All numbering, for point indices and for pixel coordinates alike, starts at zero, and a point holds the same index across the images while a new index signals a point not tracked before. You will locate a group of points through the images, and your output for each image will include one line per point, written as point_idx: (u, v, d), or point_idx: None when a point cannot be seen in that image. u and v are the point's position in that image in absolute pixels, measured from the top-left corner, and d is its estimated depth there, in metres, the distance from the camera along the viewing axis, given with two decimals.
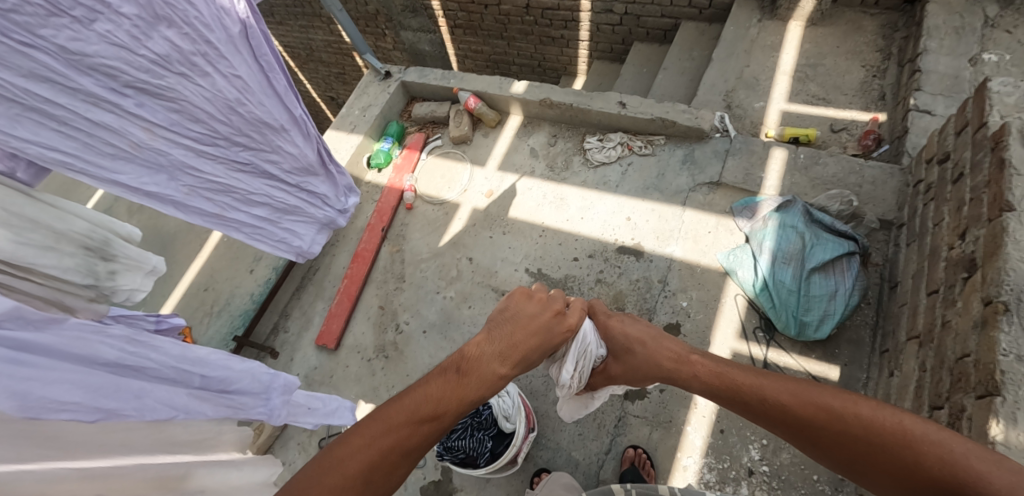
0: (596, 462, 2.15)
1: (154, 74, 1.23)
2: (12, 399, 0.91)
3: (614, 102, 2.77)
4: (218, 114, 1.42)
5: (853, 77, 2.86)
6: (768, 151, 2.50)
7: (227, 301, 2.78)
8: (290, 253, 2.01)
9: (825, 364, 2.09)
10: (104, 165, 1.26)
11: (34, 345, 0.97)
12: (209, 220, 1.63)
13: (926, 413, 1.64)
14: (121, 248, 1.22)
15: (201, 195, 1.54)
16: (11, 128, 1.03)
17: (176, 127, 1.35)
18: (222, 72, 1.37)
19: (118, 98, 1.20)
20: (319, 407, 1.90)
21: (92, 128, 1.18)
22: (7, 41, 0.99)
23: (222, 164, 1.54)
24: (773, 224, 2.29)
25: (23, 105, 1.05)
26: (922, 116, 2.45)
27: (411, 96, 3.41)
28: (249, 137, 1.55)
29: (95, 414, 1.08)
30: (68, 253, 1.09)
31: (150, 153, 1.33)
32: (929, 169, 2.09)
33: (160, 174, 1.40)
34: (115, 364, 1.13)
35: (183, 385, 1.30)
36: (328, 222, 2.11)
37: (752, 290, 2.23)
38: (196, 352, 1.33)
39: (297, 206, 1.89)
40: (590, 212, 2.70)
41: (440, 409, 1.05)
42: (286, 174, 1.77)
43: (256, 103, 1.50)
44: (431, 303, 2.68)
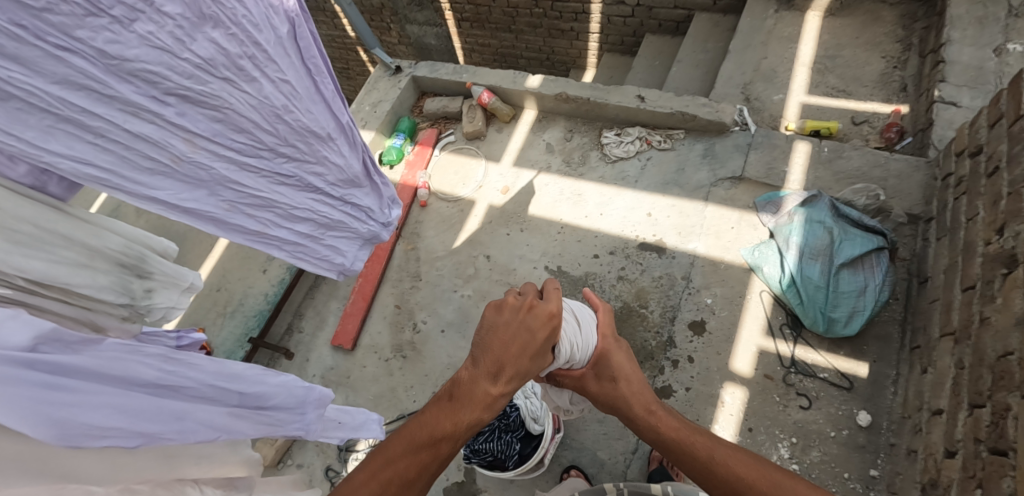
0: (622, 461, 2.13)
1: (198, 80, 1.06)
2: (53, 427, 0.88)
3: (632, 96, 2.72)
4: (264, 123, 1.23)
5: (873, 68, 2.82)
6: (791, 145, 2.47)
7: (241, 302, 2.74)
8: (331, 271, 1.77)
9: (853, 360, 2.08)
10: (142, 181, 1.10)
11: (71, 369, 0.93)
12: (249, 238, 1.43)
13: (966, 411, 1.61)
14: (156, 265, 1.18)
15: (243, 211, 1.34)
16: (43, 142, 0.91)
17: (219, 138, 1.17)
18: (270, 77, 1.19)
19: (158, 106, 1.04)
20: (347, 421, 1.87)
21: (130, 140, 1.03)
22: (44, 45, 0.86)
23: (265, 177, 1.34)
24: (798, 219, 2.25)
25: (57, 115, 0.92)
26: (947, 108, 2.41)
27: (422, 91, 3.35)
28: (295, 147, 1.35)
29: (136, 440, 1.03)
30: (103, 271, 1.04)
31: (191, 167, 1.16)
32: (959, 162, 2.05)
33: (199, 189, 1.21)
34: (154, 385, 1.10)
35: (219, 404, 1.25)
36: (371, 236, 1.85)
37: (779, 286, 2.20)
38: (232, 369, 1.28)
39: (340, 220, 1.65)
40: (609, 207, 2.66)
41: (436, 437, 1.07)
42: (330, 186, 1.54)
43: (304, 110, 1.32)
44: (448, 302, 2.64)
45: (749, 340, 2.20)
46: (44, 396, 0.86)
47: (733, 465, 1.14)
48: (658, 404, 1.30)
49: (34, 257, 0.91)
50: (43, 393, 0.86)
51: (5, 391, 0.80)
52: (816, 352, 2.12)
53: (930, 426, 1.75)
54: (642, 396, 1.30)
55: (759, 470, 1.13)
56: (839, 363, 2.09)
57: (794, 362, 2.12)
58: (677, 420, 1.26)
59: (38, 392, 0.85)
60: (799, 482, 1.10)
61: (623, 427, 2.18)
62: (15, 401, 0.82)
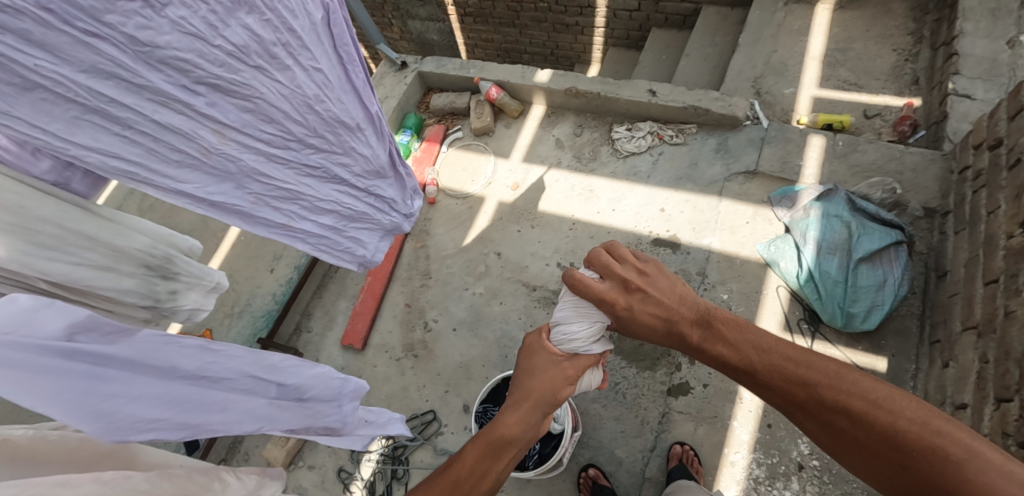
0: (641, 459, 2.12)
1: (229, 68, 1.03)
2: (97, 421, 0.90)
3: (644, 90, 2.69)
4: (295, 113, 1.20)
5: (884, 61, 2.80)
6: (805, 139, 2.44)
7: (248, 302, 2.69)
8: (352, 264, 1.72)
9: (871, 355, 2.06)
10: (170, 174, 1.07)
11: (111, 357, 0.92)
12: (275, 231, 1.38)
13: (993, 406, 1.60)
14: (184, 266, 1.15)
15: (269, 204, 1.31)
16: (68, 133, 0.89)
17: (249, 129, 1.14)
18: (303, 65, 1.17)
19: (188, 96, 1.01)
20: (374, 419, 1.83)
21: (158, 131, 1.00)
22: (72, 31, 0.83)
23: (292, 168, 1.30)
24: (816, 213, 2.24)
25: (83, 105, 0.89)
26: (962, 101, 2.40)
27: (429, 86, 3.30)
28: (323, 138, 1.32)
29: (182, 432, 1.07)
30: (128, 274, 1.02)
31: (220, 159, 1.13)
32: (978, 155, 2.03)
33: (226, 182, 1.18)
34: (194, 376, 1.08)
35: (260, 397, 1.26)
36: (393, 228, 1.81)
37: (796, 281, 2.19)
38: (270, 359, 1.28)
39: (365, 212, 1.61)
40: (621, 203, 2.63)
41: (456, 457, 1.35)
42: (356, 177, 1.51)
43: (334, 99, 1.29)
44: (460, 300, 2.61)
45: None
46: (87, 386, 0.88)
47: (774, 382, 1.15)
48: (710, 315, 1.28)
49: (58, 261, 0.90)
50: (85, 383, 0.88)
51: (45, 382, 0.82)
52: (834, 347, 2.11)
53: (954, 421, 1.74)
54: (688, 314, 1.30)
55: (803, 383, 1.12)
56: (858, 358, 2.07)
57: None
58: (732, 329, 1.24)
59: (82, 383, 0.88)
60: (851, 390, 1.07)
61: (641, 424, 2.16)
62: (61, 391, 0.85)
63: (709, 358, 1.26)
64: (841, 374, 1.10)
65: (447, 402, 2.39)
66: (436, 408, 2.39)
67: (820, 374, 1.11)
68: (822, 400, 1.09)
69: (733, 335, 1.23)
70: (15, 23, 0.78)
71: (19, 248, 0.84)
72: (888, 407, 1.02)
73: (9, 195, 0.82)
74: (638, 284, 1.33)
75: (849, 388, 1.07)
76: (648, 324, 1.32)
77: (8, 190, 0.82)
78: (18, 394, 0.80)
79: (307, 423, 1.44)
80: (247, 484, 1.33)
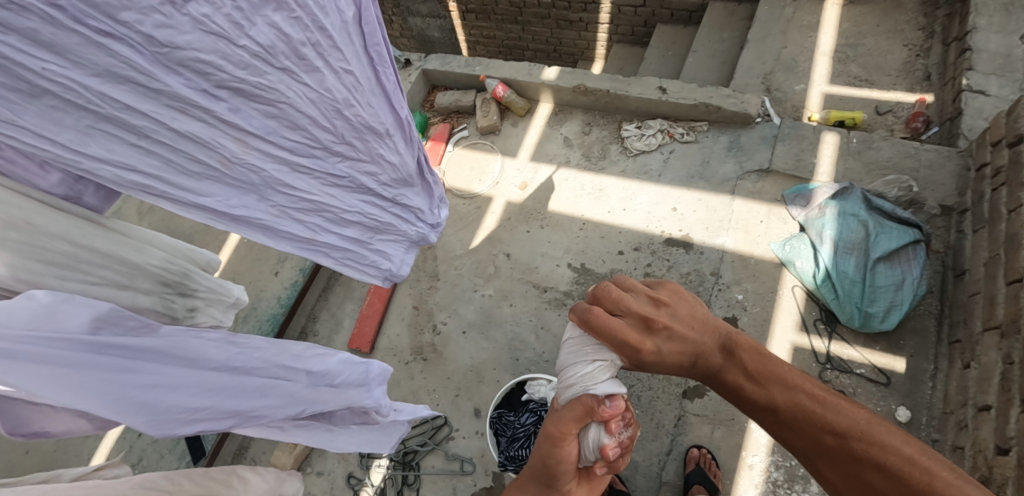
0: (657, 462, 2.09)
1: (254, 71, 0.98)
2: (144, 412, 0.92)
3: (654, 87, 2.65)
4: (322, 119, 1.15)
5: (895, 57, 2.76)
6: (819, 136, 2.42)
7: (254, 306, 2.61)
8: (377, 279, 1.63)
9: (890, 355, 2.04)
10: (189, 186, 1.02)
11: (140, 349, 0.91)
12: (298, 246, 1.33)
13: (1019, 408, 1.57)
14: (200, 282, 1.17)
15: (292, 216, 1.25)
16: (81, 144, 0.86)
17: (273, 136, 1.09)
18: (332, 67, 1.12)
19: (209, 101, 0.96)
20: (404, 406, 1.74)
21: (177, 141, 0.96)
22: (84, 31, 0.79)
23: (317, 178, 1.25)
24: (831, 213, 2.21)
25: (96, 114, 0.86)
26: (976, 97, 2.37)
27: (433, 85, 3.26)
28: (350, 145, 1.26)
29: (230, 421, 1.08)
30: (144, 291, 1.01)
31: (242, 170, 1.08)
32: (996, 151, 2.01)
33: (248, 194, 1.13)
34: (228, 367, 1.06)
35: (294, 383, 1.21)
36: (419, 239, 1.73)
37: (812, 281, 2.16)
38: (293, 349, 1.23)
39: (390, 224, 1.55)
40: (632, 202, 2.60)
41: None
42: (383, 186, 1.45)
43: (364, 104, 1.24)
44: (469, 302, 2.57)
45: (783, 336, 2.16)
46: (123, 380, 0.89)
47: (798, 421, 1.17)
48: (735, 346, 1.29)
49: (70, 279, 0.87)
50: (121, 376, 0.88)
51: (80, 376, 0.83)
52: (851, 347, 2.08)
53: (977, 423, 1.72)
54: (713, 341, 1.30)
55: (828, 426, 1.13)
56: (876, 358, 2.04)
57: (830, 358, 2.08)
58: (756, 362, 1.26)
59: (119, 376, 0.88)
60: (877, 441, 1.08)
61: (657, 427, 2.13)
62: (91, 387, 0.85)
63: (732, 390, 1.27)
64: (868, 425, 1.11)
65: (458, 406, 2.36)
66: (447, 413, 2.35)
67: (846, 420, 1.13)
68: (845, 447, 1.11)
69: (759, 370, 1.25)
70: (21, 22, 0.74)
71: (24, 267, 0.81)
72: (916, 463, 1.03)
73: (16, 210, 0.80)
74: (670, 321, 1.28)
75: (877, 439, 1.08)
76: (674, 358, 1.29)
77: (16, 206, 0.80)
78: (56, 390, 0.80)
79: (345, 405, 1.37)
80: (267, 480, 1.34)
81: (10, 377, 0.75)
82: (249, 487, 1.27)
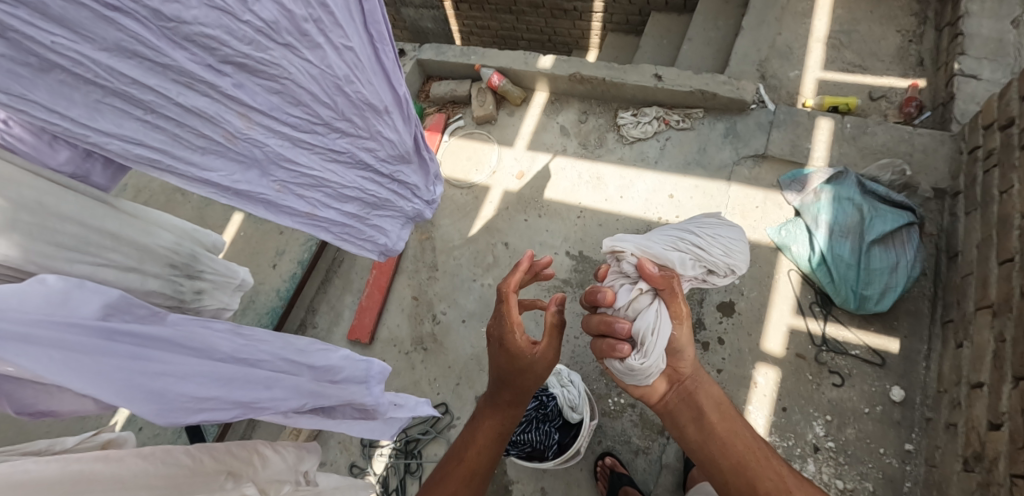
0: (658, 445, 2.11)
1: (258, 46, 1.00)
2: (151, 402, 0.90)
3: (650, 75, 2.64)
4: (323, 95, 1.18)
5: (889, 43, 2.78)
6: (814, 122, 2.44)
7: (252, 299, 2.58)
8: (374, 253, 1.71)
9: (884, 336, 2.07)
10: (194, 160, 1.06)
11: (149, 337, 0.91)
12: (299, 220, 1.38)
13: (1011, 384, 1.59)
14: (207, 264, 1.22)
15: (293, 192, 1.30)
16: (90, 119, 0.88)
17: (276, 112, 1.13)
18: (334, 43, 1.13)
19: (214, 76, 0.99)
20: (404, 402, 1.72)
21: (183, 116, 0.99)
22: (92, 5, 0.81)
23: (317, 153, 1.29)
24: (827, 197, 2.23)
25: (105, 89, 0.89)
26: (968, 81, 2.40)
27: (428, 75, 3.23)
28: (350, 122, 1.29)
29: (233, 411, 1.06)
30: (153, 274, 1.05)
31: (246, 145, 1.12)
32: (988, 134, 2.03)
33: (251, 169, 1.17)
34: (232, 359, 1.07)
35: (299, 377, 1.23)
36: (415, 215, 1.78)
37: (808, 265, 2.19)
38: (297, 343, 1.26)
39: (388, 199, 1.59)
40: (630, 190, 2.61)
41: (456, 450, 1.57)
42: (381, 162, 1.48)
43: (364, 81, 1.25)
44: (469, 292, 2.58)
45: (780, 319, 2.18)
46: (133, 367, 0.89)
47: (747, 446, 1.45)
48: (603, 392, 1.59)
49: (80, 261, 0.90)
50: (133, 365, 0.88)
51: (94, 363, 0.83)
52: (846, 329, 2.12)
53: (971, 400, 1.75)
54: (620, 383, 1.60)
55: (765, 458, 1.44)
56: (870, 340, 2.08)
57: (825, 340, 2.11)
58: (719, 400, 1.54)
59: (129, 363, 0.88)
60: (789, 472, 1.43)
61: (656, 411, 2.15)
62: (107, 373, 0.85)
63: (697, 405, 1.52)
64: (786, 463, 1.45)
65: (459, 394, 2.37)
66: (448, 401, 2.37)
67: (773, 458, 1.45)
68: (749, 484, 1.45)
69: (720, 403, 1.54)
70: None
71: (35, 250, 0.84)
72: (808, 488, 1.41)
73: (28, 191, 0.83)
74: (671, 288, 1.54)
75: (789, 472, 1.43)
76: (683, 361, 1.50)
77: (29, 187, 0.83)
78: (66, 375, 0.79)
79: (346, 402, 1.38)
80: (286, 458, 1.36)
81: (24, 361, 0.75)
82: (268, 464, 1.30)
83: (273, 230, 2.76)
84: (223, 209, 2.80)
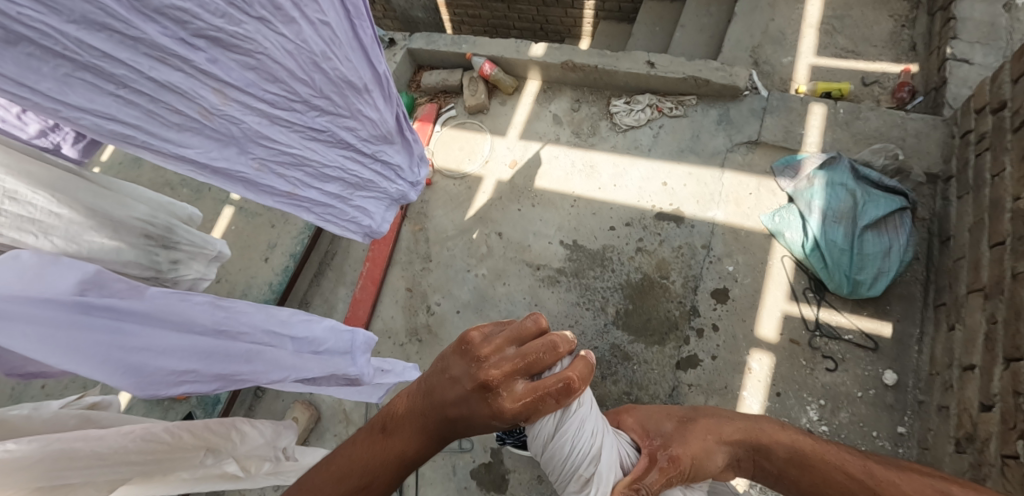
0: None
1: (231, 19, 0.98)
2: (129, 375, 0.90)
3: (642, 62, 2.61)
4: (300, 72, 1.16)
5: (882, 28, 2.77)
6: (807, 107, 2.43)
7: (245, 293, 2.55)
8: (358, 235, 1.69)
9: (877, 320, 2.08)
10: (170, 137, 1.05)
11: (127, 311, 0.90)
12: (280, 200, 1.38)
13: (1001, 366, 1.61)
14: (183, 234, 1.20)
15: (273, 171, 1.29)
16: (61, 94, 0.87)
17: (252, 88, 1.11)
18: (309, 18, 1.12)
19: (187, 51, 0.97)
20: (391, 370, 1.71)
21: (157, 91, 0.97)
22: None
23: (297, 132, 1.27)
24: (820, 183, 2.23)
25: (74, 62, 0.86)
26: (960, 66, 2.39)
27: (419, 64, 3.20)
28: (330, 99, 1.28)
29: (212, 383, 1.05)
30: (129, 244, 1.04)
31: (223, 122, 1.10)
32: (980, 118, 2.02)
33: (229, 146, 1.16)
34: (214, 331, 1.06)
35: (281, 350, 1.20)
36: (400, 197, 1.75)
37: (801, 251, 2.19)
38: (279, 314, 1.23)
39: (371, 180, 1.57)
40: (623, 178, 2.59)
41: (366, 478, 1.06)
42: (363, 142, 1.46)
43: (342, 58, 1.24)
44: (463, 282, 2.56)
45: (774, 305, 2.19)
46: (112, 341, 0.87)
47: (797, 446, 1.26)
48: (352, 462, 1.07)
49: (53, 234, 0.89)
50: (109, 338, 0.87)
51: (71, 337, 0.82)
52: (840, 314, 2.12)
53: (963, 382, 1.76)
54: (409, 425, 1.10)
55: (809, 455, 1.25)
56: (863, 324, 2.09)
57: (819, 325, 2.11)
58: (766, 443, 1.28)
59: (108, 338, 0.87)
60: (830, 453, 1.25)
61: (653, 399, 2.15)
62: (85, 347, 0.84)
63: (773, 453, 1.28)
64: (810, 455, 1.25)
65: None
66: None
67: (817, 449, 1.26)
68: (804, 443, 1.27)
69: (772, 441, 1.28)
70: None
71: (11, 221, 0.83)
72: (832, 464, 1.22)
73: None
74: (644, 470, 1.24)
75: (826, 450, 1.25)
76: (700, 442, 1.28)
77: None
78: (43, 351, 0.79)
79: (330, 373, 1.34)
80: (265, 433, 1.32)
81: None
82: (246, 439, 1.26)
83: (265, 222, 2.73)
84: (213, 202, 2.76)
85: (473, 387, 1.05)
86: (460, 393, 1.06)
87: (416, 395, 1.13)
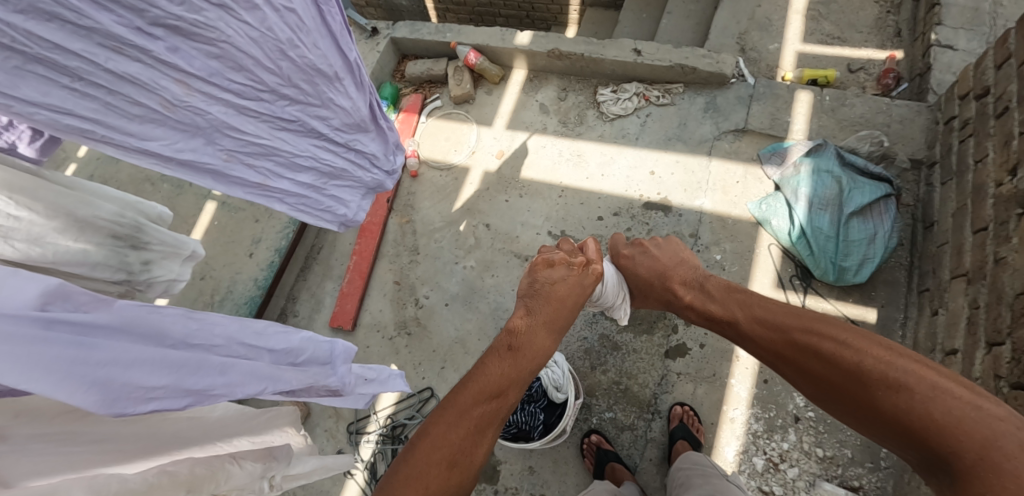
0: (645, 422, 2.13)
1: (191, 7, 0.95)
2: (96, 391, 0.85)
3: (629, 50, 2.58)
4: (266, 60, 1.12)
5: (867, 13, 2.77)
6: (793, 94, 2.43)
7: (229, 290, 2.51)
8: (332, 224, 1.66)
9: (862, 306, 2.10)
10: (132, 130, 1.01)
11: (93, 325, 0.88)
12: (250, 191, 1.34)
13: (984, 350, 1.64)
14: (153, 234, 1.15)
15: (242, 162, 1.25)
16: (11, 87, 0.82)
17: (216, 78, 1.07)
18: (274, 4, 1.08)
19: (145, 41, 0.93)
20: (374, 377, 1.69)
21: (114, 83, 0.94)
22: None
23: (265, 122, 1.24)
24: (806, 170, 2.23)
25: (24, 55, 0.82)
26: (944, 52, 2.39)
27: (403, 53, 3.14)
28: (299, 88, 1.24)
29: (185, 399, 1.01)
30: (96, 245, 1.01)
31: (186, 113, 1.07)
32: (964, 104, 2.03)
33: (195, 137, 1.12)
34: (185, 344, 1.04)
35: (257, 361, 1.19)
36: (376, 186, 1.73)
37: (787, 239, 2.20)
38: (254, 326, 1.21)
39: (345, 169, 1.54)
40: (611, 167, 2.58)
41: (506, 387, 1.11)
42: (335, 131, 1.43)
43: (311, 45, 1.20)
44: (451, 274, 2.54)
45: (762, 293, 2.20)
46: (78, 357, 0.83)
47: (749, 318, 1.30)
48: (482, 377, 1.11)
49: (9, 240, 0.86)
50: (76, 352, 0.82)
51: (33, 350, 0.77)
52: (826, 300, 2.13)
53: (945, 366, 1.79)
54: (536, 334, 1.22)
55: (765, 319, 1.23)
56: (849, 310, 2.10)
57: None
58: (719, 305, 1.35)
59: (72, 352, 0.82)
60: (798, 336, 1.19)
61: (642, 386, 2.17)
62: (52, 360, 0.78)
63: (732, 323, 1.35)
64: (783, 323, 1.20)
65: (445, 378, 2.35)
66: (433, 385, 2.35)
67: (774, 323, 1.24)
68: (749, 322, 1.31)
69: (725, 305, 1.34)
70: None
71: None
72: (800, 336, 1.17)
73: None
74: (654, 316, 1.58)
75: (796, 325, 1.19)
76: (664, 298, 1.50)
77: None
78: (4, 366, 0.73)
79: (309, 384, 1.33)
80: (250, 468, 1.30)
81: None
82: (230, 477, 1.24)
83: (248, 217, 2.68)
84: (195, 197, 2.70)
85: (578, 273, 1.37)
86: (575, 284, 1.35)
87: (537, 310, 1.27)
